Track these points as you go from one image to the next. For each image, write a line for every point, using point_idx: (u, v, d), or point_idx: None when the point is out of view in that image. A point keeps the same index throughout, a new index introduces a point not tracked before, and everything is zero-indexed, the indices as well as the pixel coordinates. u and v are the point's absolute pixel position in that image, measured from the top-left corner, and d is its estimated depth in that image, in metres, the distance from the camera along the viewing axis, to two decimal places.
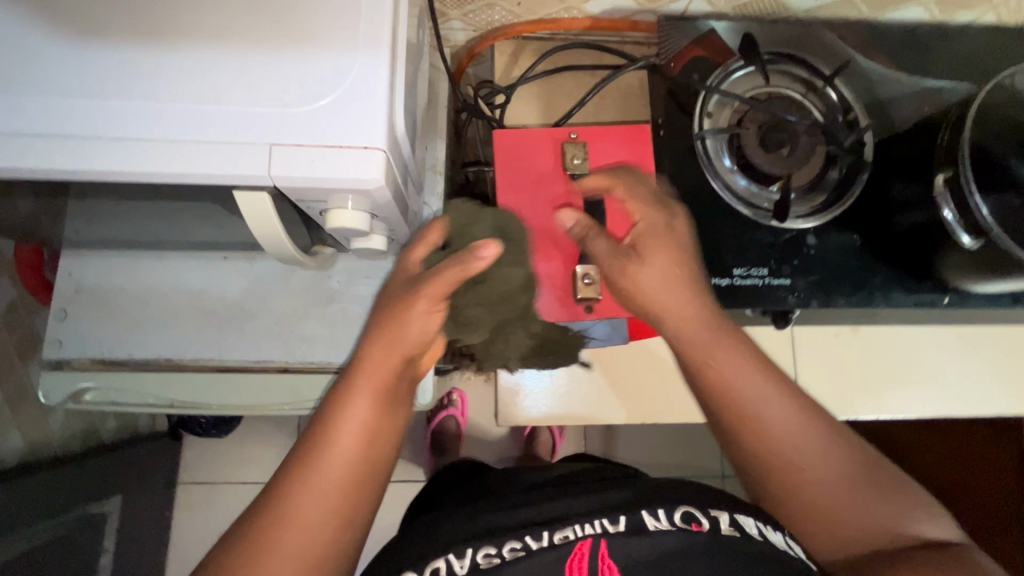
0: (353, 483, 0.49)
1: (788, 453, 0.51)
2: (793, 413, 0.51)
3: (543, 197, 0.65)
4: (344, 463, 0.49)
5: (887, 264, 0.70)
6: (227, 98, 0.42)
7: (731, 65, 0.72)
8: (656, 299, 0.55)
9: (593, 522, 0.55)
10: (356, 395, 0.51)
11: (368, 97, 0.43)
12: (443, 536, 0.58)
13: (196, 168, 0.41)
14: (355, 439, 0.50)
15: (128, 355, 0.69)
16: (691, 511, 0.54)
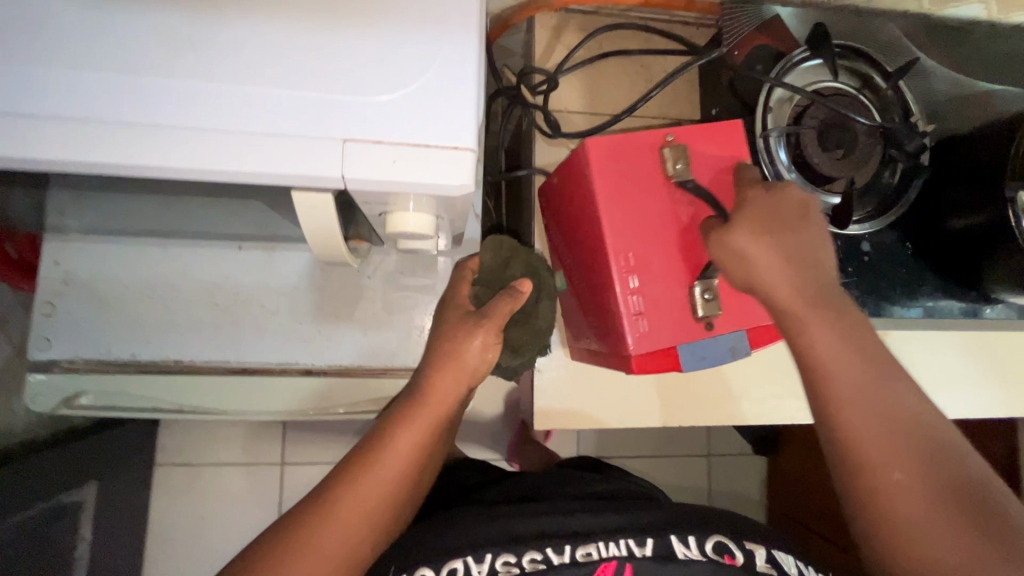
0: (392, 499, 0.47)
1: (883, 465, 0.44)
2: (900, 422, 0.44)
3: (647, 212, 0.55)
4: (390, 477, 0.47)
5: (933, 273, 0.71)
6: (293, 82, 0.35)
7: (794, 56, 0.67)
8: (767, 277, 0.48)
9: (618, 542, 0.53)
10: (409, 417, 0.48)
11: (456, 87, 0.37)
12: (456, 537, 0.55)
13: (255, 165, 0.35)
14: (406, 457, 0.47)
15: (132, 355, 0.62)
16: (724, 542, 0.53)
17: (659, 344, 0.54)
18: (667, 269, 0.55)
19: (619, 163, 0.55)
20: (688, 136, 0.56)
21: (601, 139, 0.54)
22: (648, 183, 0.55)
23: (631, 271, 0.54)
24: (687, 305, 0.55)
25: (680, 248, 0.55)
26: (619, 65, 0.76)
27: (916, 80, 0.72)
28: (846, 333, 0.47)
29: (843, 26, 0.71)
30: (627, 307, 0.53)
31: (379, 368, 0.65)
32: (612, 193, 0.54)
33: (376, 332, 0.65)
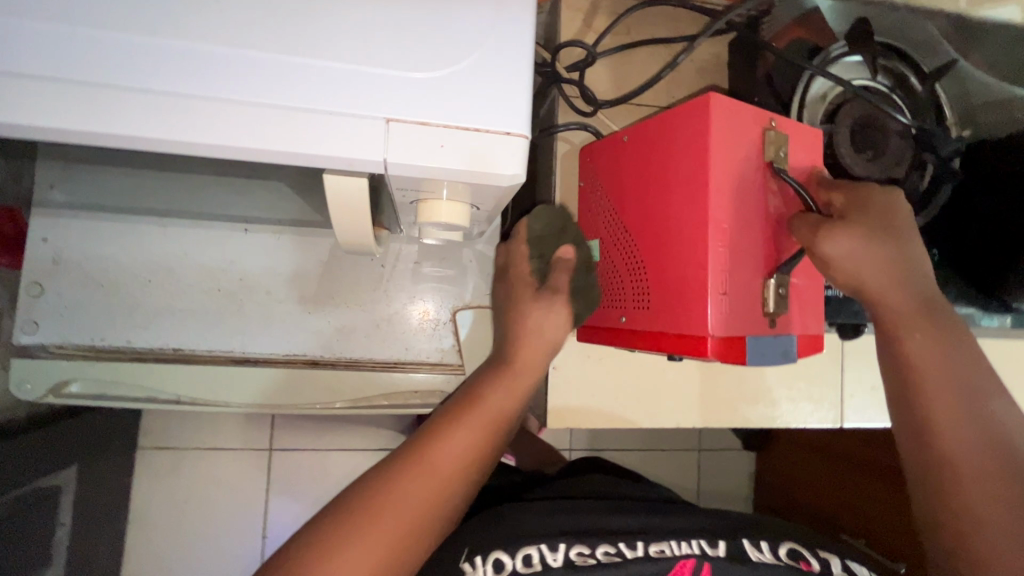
0: (476, 460, 0.47)
1: (972, 472, 0.43)
2: (996, 434, 0.43)
3: (740, 194, 0.52)
4: (475, 435, 0.47)
5: (958, 280, 0.71)
6: (335, 51, 0.32)
7: (833, 49, 0.66)
8: (868, 274, 0.48)
9: (689, 541, 0.60)
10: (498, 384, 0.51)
11: (510, 63, 0.34)
12: (529, 529, 0.61)
13: (292, 146, 0.32)
14: (492, 422, 0.49)
15: (128, 343, 0.58)
16: (798, 550, 0.60)
17: (733, 331, 0.51)
18: (750, 258, 0.52)
19: (731, 133, 0.51)
20: (787, 126, 0.55)
21: (721, 101, 0.51)
22: (749, 163, 0.52)
23: (723, 249, 0.50)
24: (760, 297, 0.53)
25: (763, 238, 0.53)
26: (649, 53, 0.74)
27: (954, 85, 0.71)
28: (943, 339, 0.46)
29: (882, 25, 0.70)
30: (714, 286, 0.50)
31: (393, 362, 0.62)
32: (719, 162, 0.51)
33: (389, 324, 0.62)
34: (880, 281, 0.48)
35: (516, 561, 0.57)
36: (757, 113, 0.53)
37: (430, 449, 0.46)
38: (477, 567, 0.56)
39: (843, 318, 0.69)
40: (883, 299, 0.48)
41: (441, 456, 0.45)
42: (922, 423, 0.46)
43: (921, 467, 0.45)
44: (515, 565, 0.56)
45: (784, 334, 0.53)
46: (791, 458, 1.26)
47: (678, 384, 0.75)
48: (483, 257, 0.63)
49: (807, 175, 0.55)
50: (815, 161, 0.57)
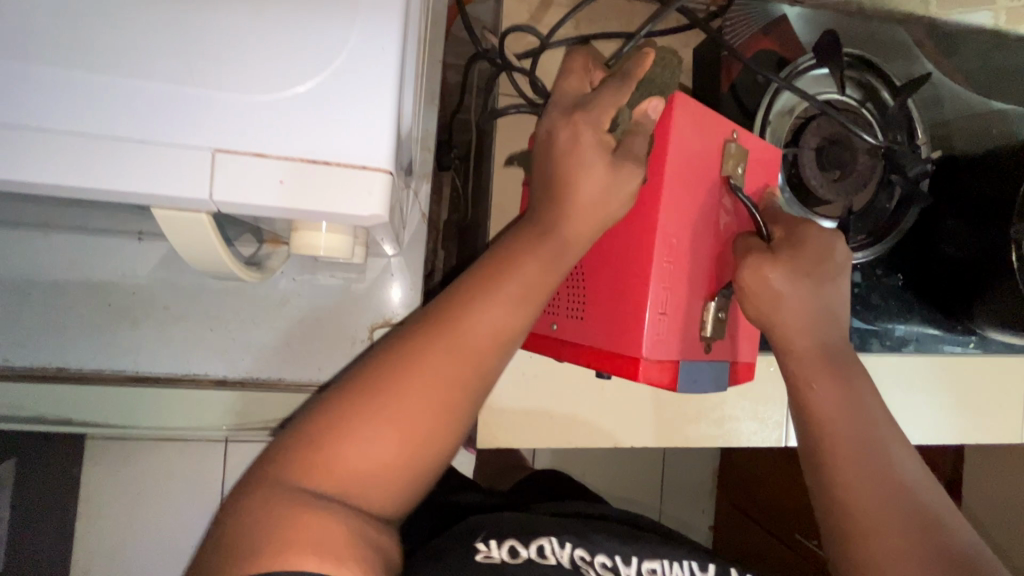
0: (506, 337, 0.41)
1: (875, 526, 0.39)
2: (898, 484, 0.40)
3: (689, 206, 0.46)
4: (511, 310, 0.41)
5: (925, 302, 0.69)
6: (146, 69, 0.26)
7: (799, 62, 0.61)
8: (786, 315, 0.45)
9: (682, 563, 0.53)
10: (490, 286, 0.41)
11: (371, 79, 0.29)
12: (539, 527, 0.53)
13: (84, 182, 0.26)
14: (529, 292, 0.42)
15: (3, 361, 0.53)
16: None
17: (667, 355, 0.45)
18: (693, 277, 0.47)
19: (692, 140, 0.45)
20: (750, 140, 0.49)
21: (687, 104, 0.44)
22: (705, 173, 0.47)
23: (665, 266, 0.45)
24: (699, 319, 0.48)
25: (707, 257, 0.48)
26: (604, 48, 0.68)
27: (930, 99, 0.67)
28: (849, 385, 0.44)
29: (851, 33, 0.65)
30: (652, 306, 0.45)
31: (305, 383, 0.58)
32: (674, 169, 0.45)
33: (304, 339, 0.58)
34: (793, 323, 0.45)
35: (529, 551, 0.49)
36: (719, 123, 0.47)
37: (462, 324, 0.40)
38: (490, 547, 0.49)
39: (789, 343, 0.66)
40: (794, 343, 0.45)
41: (474, 327, 0.40)
42: (825, 473, 0.42)
43: (828, 519, 0.41)
44: (530, 556, 0.49)
45: (717, 358, 0.50)
46: (751, 458, 1.25)
47: (613, 403, 0.72)
48: (389, 272, 0.58)
49: (760, 198, 0.51)
50: (769, 178, 0.52)
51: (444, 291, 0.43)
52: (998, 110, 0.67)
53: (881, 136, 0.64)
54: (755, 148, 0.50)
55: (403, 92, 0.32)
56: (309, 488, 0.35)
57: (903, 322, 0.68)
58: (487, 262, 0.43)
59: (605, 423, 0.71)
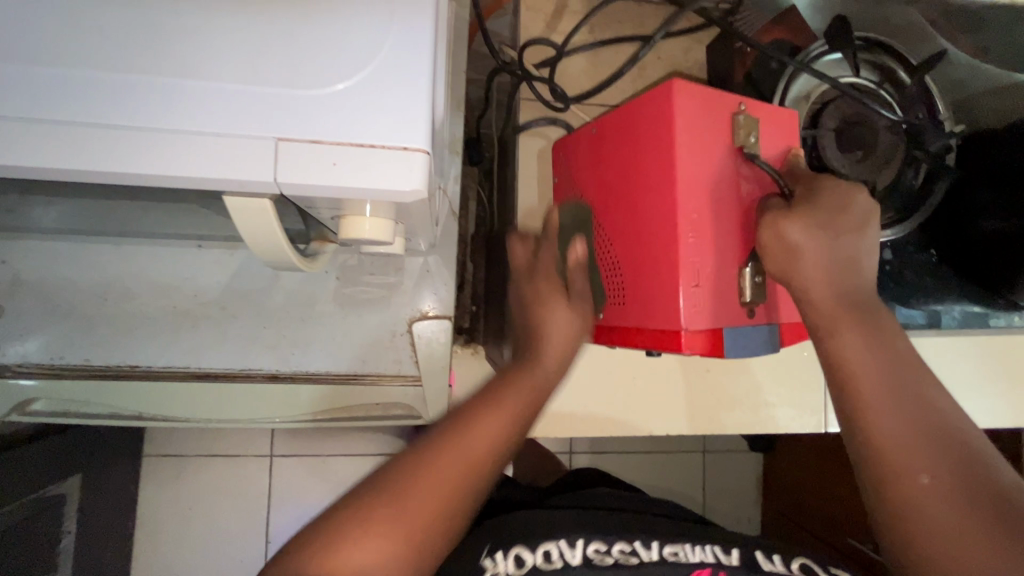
0: (502, 443, 0.50)
1: (904, 461, 0.40)
2: (932, 423, 0.41)
3: (708, 177, 0.47)
4: (497, 431, 0.50)
5: (965, 279, 0.66)
6: (218, 74, 0.31)
7: (811, 49, 0.63)
8: (804, 268, 0.45)
9: (704, 547, 0.56)
10: (484, 414, 0.51)
11: (410, 74, 0.33)
12: (562, 522, 0.59)
13: (172, 169, 0.31)
14: (511, 416, 0.51)
15: (83, 360, 0.58)
16: (809, 563, 0.56)
17: (707, 323, 0.46)
18: (723, 245, 0.48)
19: (697, 120, 0.47)
20: (758, 110, 0.50)
21: (684, 87, 0.47)
22: (717, 148, 0.48)
23: (692, 238, 0.46)
24: (737, 283, 0.48)
25: (736, 224, 0.48)
26: (618, 49, 0.71)
27: (949, 75, 0.67)
28: (875, 332, 0.45)
29: (863, 18, 0.66)
30: (683, 280, 0.46)
31: (351, 376, 0.62)
32: (683, 152, 0.46)
33: (349, 337, 0.62)
34: (812, 271, 0.45)
35: (537, 556, 0.54)
36: (723, 94, 0.49)
37: (467, 425, 0.50)
38: (497, 562, 0.54)
39: None
40: (813, 294, 0.46)
41: (467, 449, 0.48)
42: (854, 417, 0.43)
43: (862, 462, 0.43)
44: (535, 562, 0.54)
45: (761, 323, 0.50)
46: (793, 456, 1.23)
47: (648, 391, 0.73)
48: (426, 271, 0.62)
49: (782, 163, 0.52)
50: (791, 144, 0.52)
51: (443, 419, 0.52)
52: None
53: (901, 116, 0.65)
54: (767, 116, 0.51)
55: (437, 86, 0.36)
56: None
57: (940, 302, 0.65)
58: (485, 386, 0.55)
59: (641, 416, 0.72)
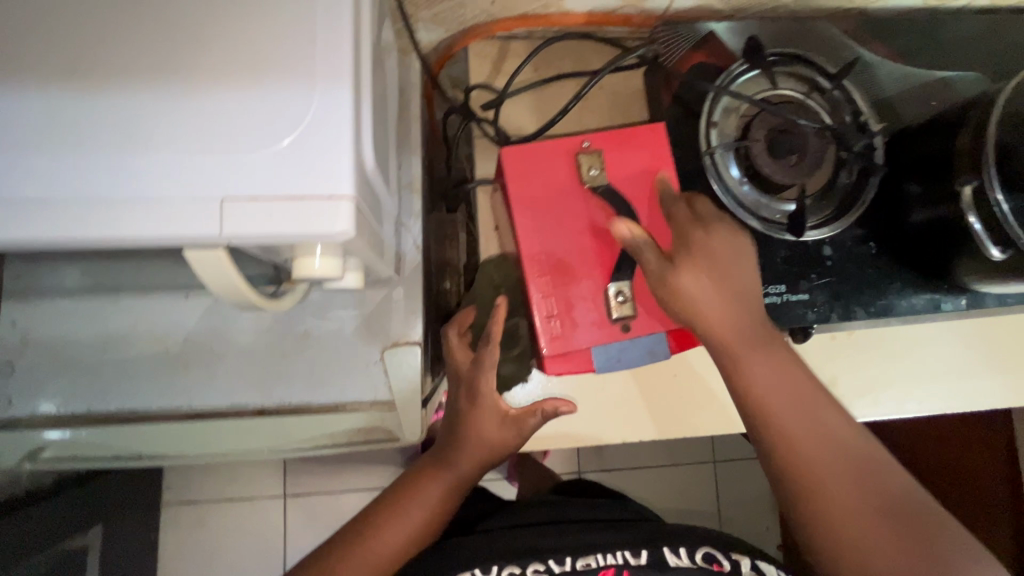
0: (417, 537, 0.62)
1: (799, 432, 0.53)
2: (802, 395, 0.55)
3: (557, 219, 0.61)
4: (411, 526, 0.62)
5: (908, 266, 0.69)
6: (170, 149, 0.37)
7: (734, 68, 0.68)
8: (696, 301, 0.55)
9: (614, 553, 0.60)
10: (404, 509, 0.63)
11: (335, 134, 0.38)
12: (480, 552, 0.62)
13: (135, 232, 0.37)
14: (420, 515, 0.63)
15: (87, 408, 0.64)
16: (712, 552, 0.60)
17: (572, 341, 0.61)
18: (581, 272, 0.61)
19: (537, 175, 0.61)
20: (604, 147, 0.62)
21: (519, 153, 0.61)
22: (562, 193, 0.61)
23: (545, 275, 0.61)
24: (602, 303, 0.61)
25: (592, 251, 0.61)
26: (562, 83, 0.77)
27: (871, 79, 0.72)
28: (748, 332, 0.56)
29: (780, 34, 0.71)
30: (541, 312, 0.61)
31: (331, 404, 0.66)
32: (529, 205, 0.61)
33: (328, 369, 0.66)
34: (704, 302, 0.55)
35: None
36: (563, 143, 0.61)
37: (393, 520, 0.63)
38: None
39: (790, 326, 0.67)
40: (708, 321, 0.55)
41: (391, 535, 0.62)
42: (757, 411, 0.55)
43: (769, 445, 0.54)
44: None
45: (636, 332, 0.61)
46: None
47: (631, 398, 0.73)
48: (392, 301, 0.67)
49: (641, 184, 0.61)
50: (649, 163, 0.61)
51: (376, 503, 0.65)
52: (941, 78, 0.72)
53: (827, 122, 0.69)
54: (616, 148, 0.62)
55: (362, 139, 0.42)
56: None
57: (886, 294, 0.67)
58: (405, 486, 0.66)
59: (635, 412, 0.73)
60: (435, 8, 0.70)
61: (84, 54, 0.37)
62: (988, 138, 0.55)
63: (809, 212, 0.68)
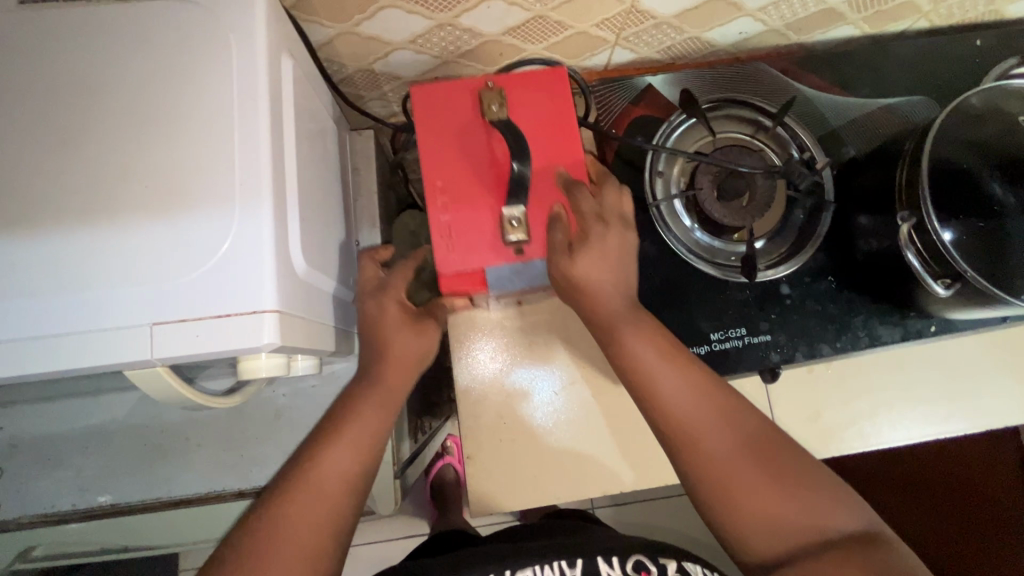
0: (375, 452, 0.55)
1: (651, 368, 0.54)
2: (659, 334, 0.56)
3: (459, 149, 0.59)
4: (370, 439, 0.54)
5: (871, 298, 0.68)
6: (103, 283, 0.39)
7: (673, 120, 0.70)
8: (589, 280, 0.56)
9: (550, 565, 0.51)
10: (335, 443, 0.52)
11: (256, 251, 0.41)
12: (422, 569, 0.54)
13: (75, 364, 0.39)
14: (376, 428, 0.55)
15: (71, 506, 0.66)
16: (643, 559, 0.51)
17: (464, 264, 0.57)
18: (478, 203, 0.58)
19: (440, 109, 0.60)
20: (509, 83, 0.60)
21: (423, 88, 0.60)
22: (464, 124, 0.60)
23: (444, 198, 0.58)
24: (498, 228, 0.58)
25: (491, 181, 0.58)
26: None
27: (813, 114, 0.73)
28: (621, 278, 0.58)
29: (718, 81, 0.73)
30: (437, 236, 0.58)
31: None
32: (429, 136, 0.59)
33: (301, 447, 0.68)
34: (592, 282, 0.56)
35: None
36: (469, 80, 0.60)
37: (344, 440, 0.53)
38: None
39: (754, 367, 0.67)
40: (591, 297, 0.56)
41: (322, 473, 0.50)
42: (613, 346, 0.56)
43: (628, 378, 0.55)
44: None
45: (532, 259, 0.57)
46: None
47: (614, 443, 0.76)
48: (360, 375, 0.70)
49: (545, 120, 0.60)
50: (552, 99, 0.60)
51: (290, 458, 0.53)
52: (884, 105, 0.73)
53: (774, 161, 0.70)
54: (520, 85, 0.60)
55: (289, 247, 0.44)
56: None
57: (850, 327, 0.67)
58: (338, 411, 0.55)
59: (611, 452, 0.76)
60: (388, 85, 0.75)
61: (24, 203, 0.40)
62: (921, 173, 0.56)
63: (762, 253, 0.69)
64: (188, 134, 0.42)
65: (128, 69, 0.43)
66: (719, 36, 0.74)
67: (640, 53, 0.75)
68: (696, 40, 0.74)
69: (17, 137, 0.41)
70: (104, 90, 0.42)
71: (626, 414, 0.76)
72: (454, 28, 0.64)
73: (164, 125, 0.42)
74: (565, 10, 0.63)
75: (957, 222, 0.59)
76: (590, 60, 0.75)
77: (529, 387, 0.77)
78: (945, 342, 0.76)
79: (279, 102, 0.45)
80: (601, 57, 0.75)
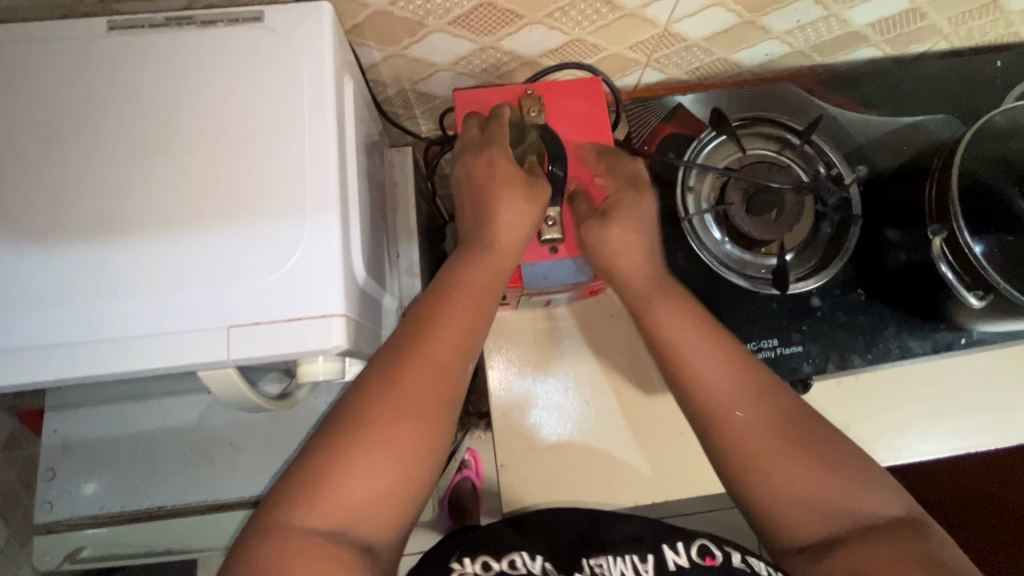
0: (459, 358, 0.47)
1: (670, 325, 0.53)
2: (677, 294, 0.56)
3: None
4: (489, 287, 0.52)
5: (901, 310, 0.70)
6: (187, 288, 0.42)
7: (703, 137, 0.72)
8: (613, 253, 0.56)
9: (623, 556, 0.57)
10: (472, 270, 0.52)
11: (327, 258, 0.43)
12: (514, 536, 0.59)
13: (156, 363, 0.41)
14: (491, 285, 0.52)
15: (120, 508, 0.68)
16: (707, 544, 0.56)
17: None
18: None
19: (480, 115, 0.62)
20: (547, 91, 0.63)
21: (464, 94, 0.63)
22: None
23: None
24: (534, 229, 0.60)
25: None
26: None
27: (840, 132, 0.75)
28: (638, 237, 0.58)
29: (746, 100, 0.75)
30: None
31: None
32: None
33: None
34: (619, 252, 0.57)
35: (502, 565, 0.55)
36: (508, 87, 0.63)
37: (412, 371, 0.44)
38: (465, 565, 0.55)
39: (786, 378, 0.68)
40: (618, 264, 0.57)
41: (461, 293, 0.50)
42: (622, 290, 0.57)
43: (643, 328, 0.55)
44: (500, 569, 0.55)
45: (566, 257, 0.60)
46: None
47: (643, 453, 0.77)
48: None
49: (580, 127, 0.62)
50: (587, 108, 0.63)
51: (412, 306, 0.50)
52: (908, 123, 0.75)
53: (802, 177, 0.72)
54: (557, 93, 0.63)
55: (354, 256, 0.47)
56: (320, 523, 0.39)
57: (880, 340, 0.69)
58: None
59: (641, 463, 0.77)
60: (427, 104, 0.78)
61: (114, 213, 0.43)
62: (952, 188, 0.58)
63: (791, 266, 0.71)
64: (262, 149, 0.45)
65: (207, 91, 0.46)
66: (746, 57, 0.77)
67: (669, 74, 0.78)
68: (725, 61, 0.77)
69: (108, 154, 0.44)
70: (185, 110, 0.46)
71: (656, 424, 0.78)
72: (495, 51, 0.67)
73: (240, 140, 0.45)
74: (601, 33, 0.67)
75: (987, 236, 0.60)
76: (621, 79, 0.78)
77: (559, 398, 0.78)
78: (973, 356, 0.77)
79: (343, 117, 0.48)
80: (631, 77, 0.78)
